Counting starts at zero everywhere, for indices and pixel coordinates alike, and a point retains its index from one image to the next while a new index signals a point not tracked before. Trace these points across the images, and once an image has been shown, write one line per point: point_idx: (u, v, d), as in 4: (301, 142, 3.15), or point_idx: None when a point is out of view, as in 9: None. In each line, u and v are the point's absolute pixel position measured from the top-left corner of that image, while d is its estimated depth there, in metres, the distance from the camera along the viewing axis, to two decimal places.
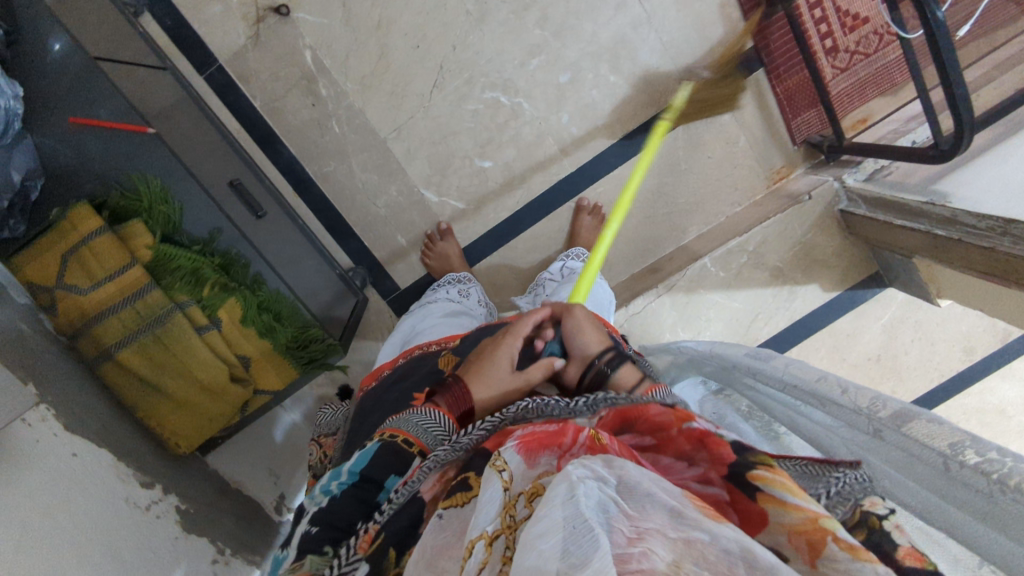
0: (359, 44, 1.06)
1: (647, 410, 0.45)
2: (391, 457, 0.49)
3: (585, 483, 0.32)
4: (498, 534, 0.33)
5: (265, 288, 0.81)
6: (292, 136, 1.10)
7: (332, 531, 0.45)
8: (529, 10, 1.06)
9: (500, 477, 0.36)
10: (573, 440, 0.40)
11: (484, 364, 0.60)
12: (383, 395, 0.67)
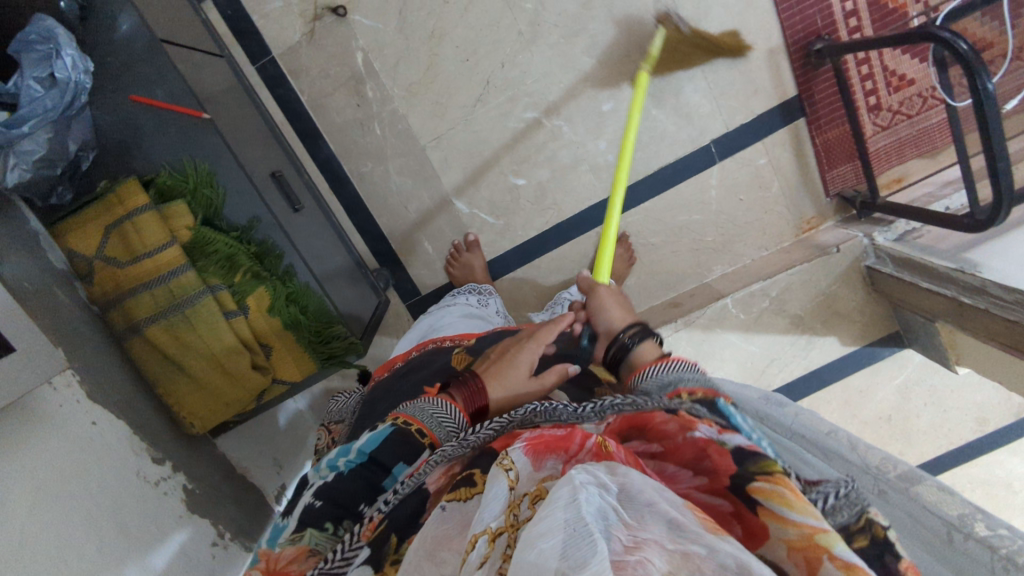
0: (410, 51, 1.08)
1: (653, 418, 0.43)
2: (400, 444, 0.50)
3: (588, 488, 0.33)
4: (500, 530, 0.34)
5: (295, 281, 0.81)
6: (334, 133, 1.12)
7: (334, 508, 0.46)
8: (580, 36, 1.07)
9: (506, 477, 0.38)
10: (580, 446, 0.40)
11: (504, 366, 0.61)
12: (395, 385, 0.70)
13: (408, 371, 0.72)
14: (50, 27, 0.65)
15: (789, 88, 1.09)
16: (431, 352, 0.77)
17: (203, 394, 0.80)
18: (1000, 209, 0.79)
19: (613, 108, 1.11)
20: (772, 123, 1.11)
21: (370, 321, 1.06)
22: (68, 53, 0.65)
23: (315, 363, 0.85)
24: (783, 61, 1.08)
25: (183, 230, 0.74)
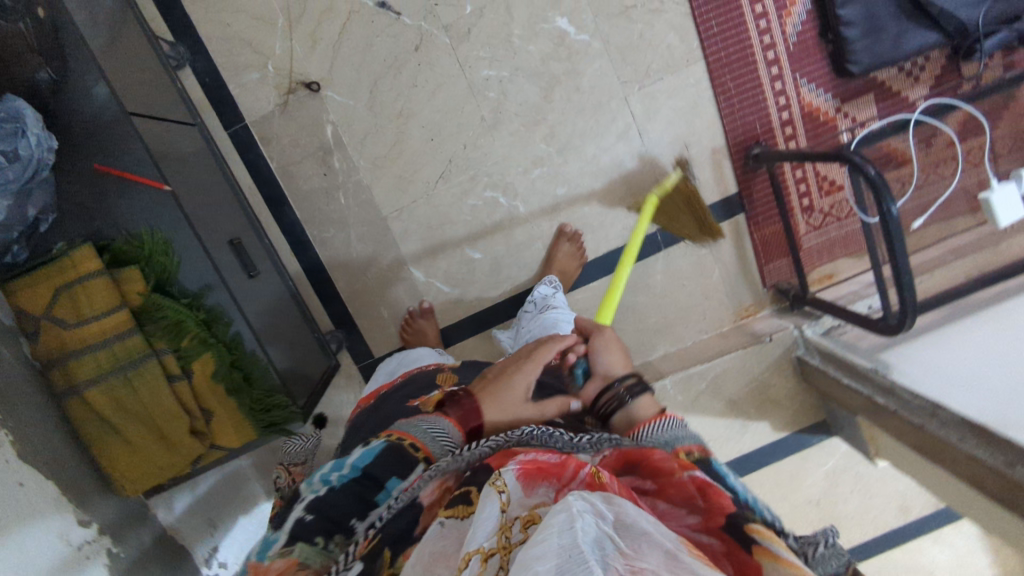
0: (377, 128, 1.13)
1: (652, 455, 0.50)
2: (393, 459, 0.55)
3: (584, 517, 0.38)
4: (493, 550, 0.39)
5: (241, 349, 0.82)
6: (299, 198, 1.16)
7: (326, 523, 0.50)
8: (539, 125, 1.14)
9: (498, 499, 0.44)
10: (573, 476, 0.47)
11: (496, 386, 0.65)
12: (386, 404, 0.76)
13: (394, 394, 0.80)
14: (19, 107, 0.69)
15: (730, 186, 1.17)
16: (417, 374, 0.85)
17: (136, 455, 0.81)
18: (906, 317, 0.86)
19: (567, 193, 1.18)
20: (715, 217, 1.19)
21: (321, 384, 1.07)
22: (33, 133, 0.69)
23: (254, 431, 0.87)
24: (726, 162, 1.16)
25: (134, 295, 0.77)
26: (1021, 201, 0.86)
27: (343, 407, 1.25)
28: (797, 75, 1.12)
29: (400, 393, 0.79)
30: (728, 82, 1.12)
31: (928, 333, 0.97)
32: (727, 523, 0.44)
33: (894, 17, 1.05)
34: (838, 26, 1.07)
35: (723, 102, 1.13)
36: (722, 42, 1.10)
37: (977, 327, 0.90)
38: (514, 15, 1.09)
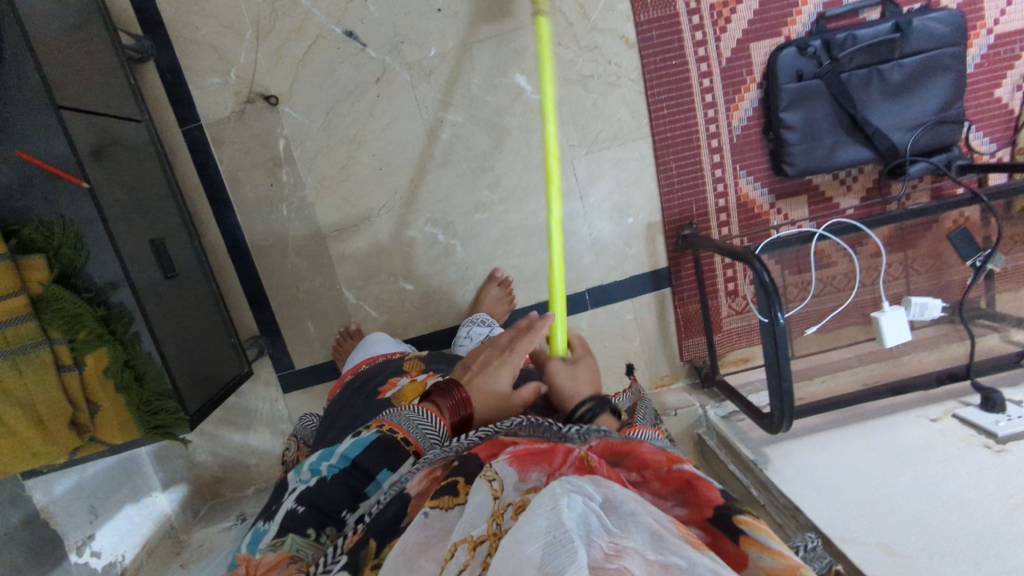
0: (329, 150, 1.16)
1: (638, 449, 0.53)
2: (381, 452, 0.61)
3: (570, 496, 0.41)
4: (483, 537, 0.42)
5: (137, 348, 0.84)
6: (242, 204, 1.18)
7: (317, 515, 0.56)
8: (485, 173, 1.18)
9: (490, 486, 0.47)
10: (563, 461, 0.50)
11: (482, 381, 0.69)
12: (356, 397, 0.81)
13: (368, 379, 0.85)
14: None
15: (660, 261, 1.22)
16: (386, 362, 0.90)
17: (11, 442, 0.81)
18: (784, 418, 0.92)
19: (504, 242, 1.21)
20: (643, 287, 1.23)
21: (235, 383, 1.07)
22: None
23: (139, 431, 0.87)
24: (659, 237, 1.21)
25: (35, 283, 0.79)
26: (906, 325, 0.92)
27: (255, 413, 1.26)
28: (737, 167, 1.18)
29: (374, 379, 0.84)
30: (671, 163, 1.17)
31: (807, 435, 1.03)
32: (715, 514, 0.45)
33: (832, 128, 1.10)
34: (779, 128, 1.12)
35: (664, 180, 1.17)
36: (669, 125, 1.15)
37: (852, 436, 0.97)
38: (475, 66, 1.13)
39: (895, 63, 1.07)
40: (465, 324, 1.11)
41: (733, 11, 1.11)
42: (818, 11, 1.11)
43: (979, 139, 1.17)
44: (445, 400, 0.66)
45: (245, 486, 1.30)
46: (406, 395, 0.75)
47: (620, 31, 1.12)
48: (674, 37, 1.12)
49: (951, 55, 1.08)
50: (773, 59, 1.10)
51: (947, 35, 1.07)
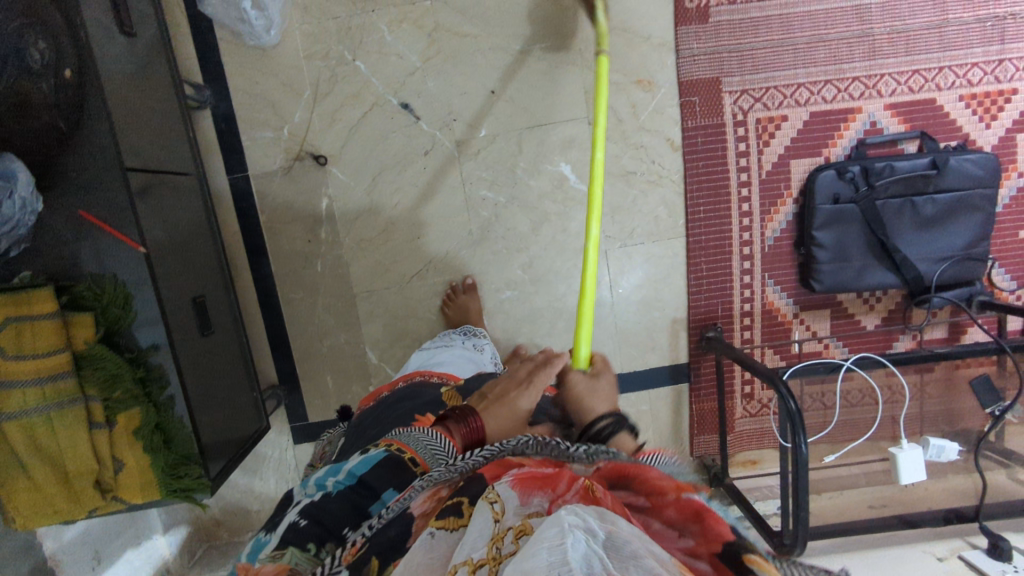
0: (370, 213, 1.18)
1: (647, 473, 0.47)
2: (390, 469, 0.57)
3: (574, 532, 0.36)
4: (481, 563, 0.38)
5: (169, 411, 0.84)
6: (278, 256, 1.19)
7: (318, 530, 0.51)
8: (520, 253, 1.20)
9: (492, 509, 0.42)
10: (567, 489, 0.44)
11: (499, 404, 0.66)
12: (385, 412, 0.75)
13: (401, 398, 0.78)
14: (13, 168, 0.72)
15: (681, 355, 1.24)
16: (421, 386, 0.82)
17: (36, 498, 0.81)
18: (797, 543, 0.92)
19: (530, 320, 1.23)
20: (661, 379, 1.24)
21: (252, 439, 1.07)
22: (19, 196, 0.72)
23: (160, 491, 0.87)
24: (682, 333, 1.23)
25: (80, 340, 0.80)
26: (923, 465, 0.97)
27: (263, 460, 1.26)
28: (765, 275, 1.20)
29: (405, 399, 0.77)
30: (702, 265, 1.20)
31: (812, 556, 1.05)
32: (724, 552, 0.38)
33: (861, 251, 1.13)
34: (811, 245, 1.15)
35: (694, 279, 1.20)
36: (704, 229, 1.18)
37: (860, 563, 0.99)
38: (522, 150, 1.16)
39: (929, 198, 1.11)
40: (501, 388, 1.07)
41: (778, 127, 1.15)
42: (859, 137, 1.14)
43: (1001, 276, 1.20)
44: (456, 423, 0.62)
45: (242, 532, 1.29)
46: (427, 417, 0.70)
47: (667, 133, 1.15)
48: (718, 145, 1.15)
49: (982, 196, 1.11)
50: (812, 178, 1.14)
51: (980, 176, 1.10)
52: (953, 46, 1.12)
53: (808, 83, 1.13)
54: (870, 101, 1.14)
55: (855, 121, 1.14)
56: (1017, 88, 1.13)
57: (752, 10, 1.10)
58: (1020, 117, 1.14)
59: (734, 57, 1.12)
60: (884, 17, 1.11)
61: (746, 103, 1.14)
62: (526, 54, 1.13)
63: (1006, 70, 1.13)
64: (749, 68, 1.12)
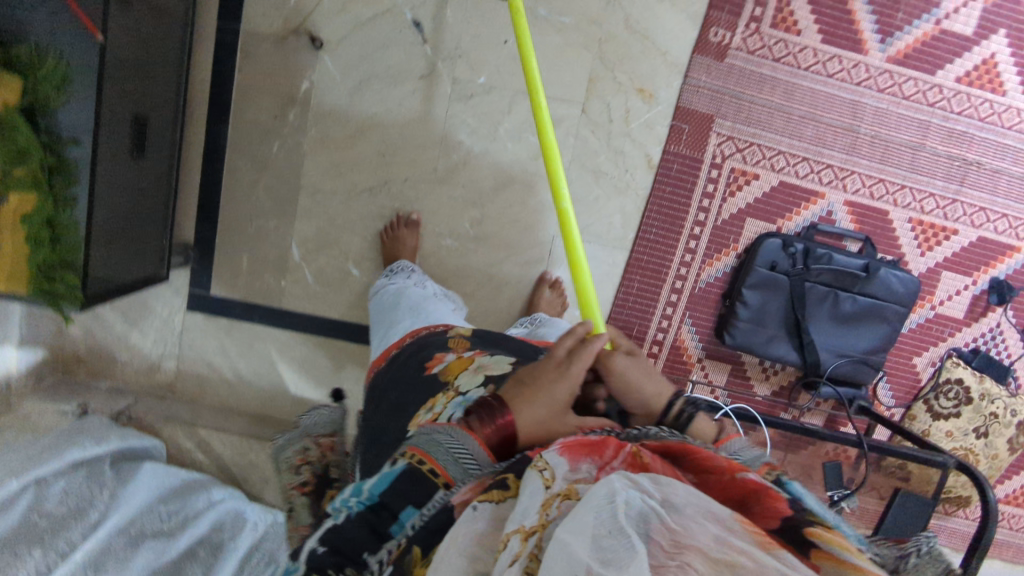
0: (345, 114, 1.16)
1: (699, 453, 0.48)
2: (407, 485, 0.51)
3: (627, 491, 0.40)
4: (534, 528, 0.41)
5: (67, 211, 0.81)
6: (239, 120, 1.16)
7: (337, 556, 0.49)
8: (472, 208, 1.20)
9: (541, 477, 0.45)
10: (613, 455, 0.48)
11: (540, 391, 0.56)
12: (401, 369, 0.75)
13: (417, 352, 0.76)
14: None
15: None
16: (433, 333, 0.81)
17: None
18: None
19: (459, 275, 1.23)
20: None
21: (146, 281, 1.03)
22: None
23: (26, 287, 0.82)
24: None
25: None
26: None
27: (147, 314, 1.22)
28: (686, 314, 1.25)
29: (419, 354, 0.76)
30: (635, 283, 1.24)
31: None
32: (781, 527, 0.40)
33: (777, 321, 1.20)
34: (736, 300, 1.20)
35: (622, 292, 1.24)
36: (650, 251, 1.22)
37: None
38: (511, 112, 1.16)
39: (851, 296, 1.18)
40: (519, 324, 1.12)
41: (747, 182, 1.20)
42: (814, 220, 1.21)
43: (884, 391, 1.29)
44: (479, 416, 0.54)
45: (101, 377, 1.26)
46: (453, 367, 0.68)
47: (647, 149, 1.18)
48: (690, 178, 1.19)
49: (895, 312, 1.19)
50: (759, 240, 1.19)
51: (899, 293, 1.19)
52: (920, 172, 1.20)
53: (788, 154, 1.19)
54: (834, 192, 1.20)
55: (815, 203, 1.21)
56: (958, 230, 1.22)
57: (765, 67, 1.15)
58: (952, 257, 1.23)
59: (733, 104, 1.16)
60: (875, 121, 1.17)
61: (728, 149, 1.18)
62: (549, 22, 1.13)
63: (956, 210, 1.22)
64: (742, 119, 1.17)
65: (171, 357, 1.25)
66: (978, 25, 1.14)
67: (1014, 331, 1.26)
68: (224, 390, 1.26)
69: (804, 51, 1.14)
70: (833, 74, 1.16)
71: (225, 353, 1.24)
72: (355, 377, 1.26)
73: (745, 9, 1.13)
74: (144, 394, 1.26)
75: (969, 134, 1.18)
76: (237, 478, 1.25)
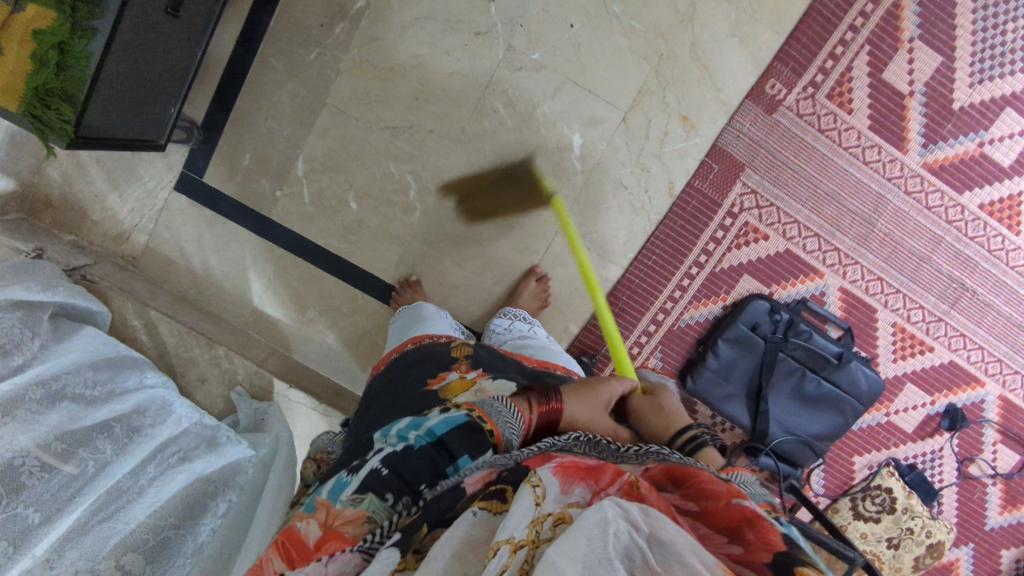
0: (391, 45, 1.13)
1: (701, 479, 0.50)
2: (472, 435, 0.54)
3: (617, 522, 0.40)
4: (523, 543, 0.40)
5: (83, 43, 0.75)
6: (283, 16, 1.12)
7: (398, 483, 0.51)
8: (488, 179, 1.17)
9: (534, 493, 0.44)
10: (609, 483, 0.48)
11: (586, 391, 0.65)
12: (398, 377, 0.78)
13: (414, 365, 0.79)
14: None
15: None
16: (433, 344, 0.86)
17: None
18: None
19: (456, 242, 1.19)
20: None
21: (141, 146, 0.97)
22: None
23: (16, 107, 0.75)
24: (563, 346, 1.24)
25: None
26: None
27: (130, 179, 1.17)
28: (658, 348, 1.23)
29: (419, 367, 0.78)
30: (619, 302, 1.22)
31: None
32: (772, 561, 0.41)
33: (741, 382, 1.21)
34: (709, 349, 1.20)
35: (604, 307, 1.21)
36: (644, 276, 1.21)
37: None
38: (555, 97, 1.14)
39: (817, 378, 1.19)
40: (505, 315, 1.08)
41: (756, 240, 1.20)
42: (807, 296, 1.21)
43: (817, 479, 1.30)
44: (538, 397, 0.60)
45: (65, 229, 1.18)
46: (454, 387, 0.70)
47: (672, 178, 1.18)
48: (703, 218, 1.19)
49: (852, 408, 1.20)
50: (748, 299, 1.19)
51: (862, 390, 1.20)
52: (919, 282, 1.21)
53: (802, 225, 1.19)
54: (834, 275, 1.21)
55: (812, 280, 1.21)
56: (934, 347, 1.24)
57: (808, 134, 1.16)
58: (920, 371, 1.25)
59: (767, 159, 1.17)
60: (892, 220, 1.19)
61: (748, 202, 1.18)
62: (618, 21, 1.12)
63: (939, 328, 1.23)
64: (770, 177, 1.17)
65: (144, 231, 1.18)
66: (1016, 160, 1.17)
67: (954, 459, 1.28)
68: (186, 282, 1.20)
69: (849, 131, 1.16)
70: (869, 162, 1.17)
71: (198, 244, 1.18)
72: (317, 311, 1.20)
73: (808, 72, 1.14)
74: (104, 257, 1.18)
75: (974, 260, 1.20)
76: (171, 372, 1.12)
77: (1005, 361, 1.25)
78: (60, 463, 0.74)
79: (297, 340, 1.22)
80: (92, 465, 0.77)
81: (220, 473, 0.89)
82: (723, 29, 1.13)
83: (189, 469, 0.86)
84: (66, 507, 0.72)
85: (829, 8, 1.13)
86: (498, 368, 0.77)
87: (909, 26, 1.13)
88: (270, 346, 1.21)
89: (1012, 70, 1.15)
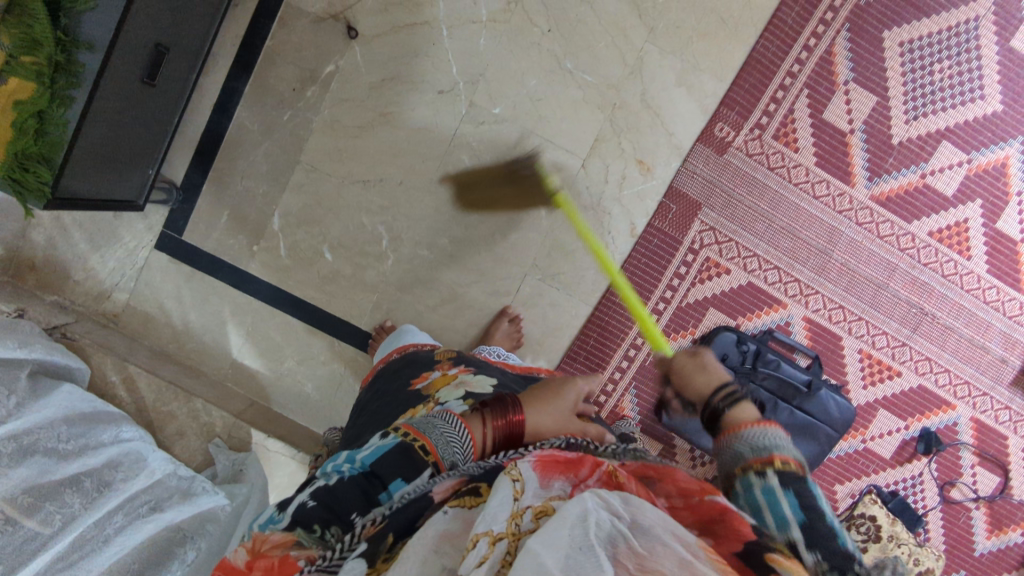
0: (361, 105, 1.20)
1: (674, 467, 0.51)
2: (401, 458, 0.55)
3: (597, 511, 0.43)
4: (503, 536, 0.43)
5: (59, 110, 0.80)
6: (258, 83, 1.19)
7: (325, 513, 0.51)
8: (456, 226, 1.22)
9: (513, 487, 0.46)
10: (588, 476, 0.50)
11: (543, 398, 0.65)
12: (383, 386, 0.81)
13: (401, 370, 0.83)
14: None
15: None
16: (419, 352, 0.89)
17: None
18: None
19: (428, 287, 1.23)
20: None
21: (119, 204, 1.02)
22: None
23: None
24: None
25: None
26: None
27: (112, 238, 1.21)
28: (632, 383, 1.25)
29: (405, 371, 0.82)
30: (591, 338, 1.24)
31: None
32: (744, 551, 0.44)
33: None
34: None
35: (577, 344, 1.24)
36: (612, 312, 1.24)
37: None
38: (518, 146, 1.21)
39: (788, 407, 1.22)
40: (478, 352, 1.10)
41: (718, 274, 1.24)
42: (772, 326, 1.24)
43: None
44: (491, 411, 0.60)
45: (48, 291, 1.21)
46: (436, 383, 0.74)
47: (634, 219, 1.23)
48: (666, 255, 1.24)
49: (826, 434, 1.22)
50: (715, 332, 1.22)
51: (833, 417, 1.22)
52: (879, 309, 1.25)
53: (762, 259, 1.24)
54: (796, 305, 1.25)
55: (777, 310, 1.25)
56: (901, 372, 1.27)
57: (759, 172, 1.22)
58: (891, 397, 1.27)
59: (722, 198, 1.22)
60: (847, 250, 1.23)
61: (708, 239, 1.23)
62: (573, 75, 1.20)
63: (904, 354, 1.26)
64: (727, 214, 1.23)
65: (125, 289, 1.22)
66: (958, 189, 1.23)
67: (934, 484, 1.28)
68: (166, 337, 1.23)
69: (797, 168, 1.22)
70: (819, 196, 1.23)
71: (178, 299, 1.22)
72: (295, 360, 1.23)
73: (753, 115, 1.22)
74: (85, 316, 1.21)
75: (931, 286, 1.25)
76: (149, 427, 1.13)
77: (972, 382, 1.27)
78: (26, 518, 0.75)
79: (275, 391, 1.23)
80: (59, 519, 0.78)
81: (191, 522, 0.90)
82: (671, 79, 1.21)
83: (161, 518, 0.87)
84: (30, 558, 0.73)
85: (768, 56, 1.21)
86: (482, 368, 0.80)
87: (843, 69, 1.21)
88: (249, 397, 1.22)
89: (945, 105, 1.23)
